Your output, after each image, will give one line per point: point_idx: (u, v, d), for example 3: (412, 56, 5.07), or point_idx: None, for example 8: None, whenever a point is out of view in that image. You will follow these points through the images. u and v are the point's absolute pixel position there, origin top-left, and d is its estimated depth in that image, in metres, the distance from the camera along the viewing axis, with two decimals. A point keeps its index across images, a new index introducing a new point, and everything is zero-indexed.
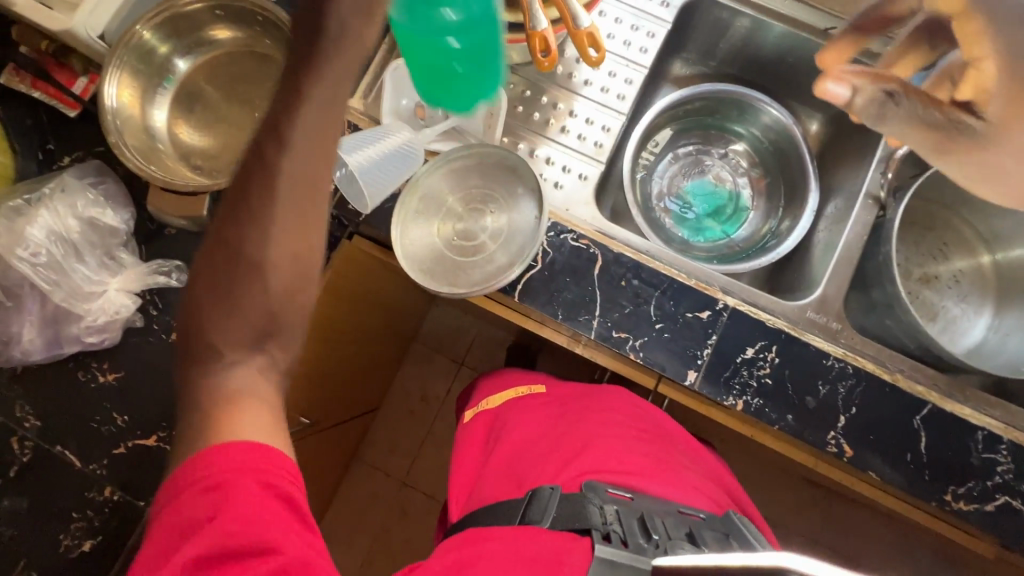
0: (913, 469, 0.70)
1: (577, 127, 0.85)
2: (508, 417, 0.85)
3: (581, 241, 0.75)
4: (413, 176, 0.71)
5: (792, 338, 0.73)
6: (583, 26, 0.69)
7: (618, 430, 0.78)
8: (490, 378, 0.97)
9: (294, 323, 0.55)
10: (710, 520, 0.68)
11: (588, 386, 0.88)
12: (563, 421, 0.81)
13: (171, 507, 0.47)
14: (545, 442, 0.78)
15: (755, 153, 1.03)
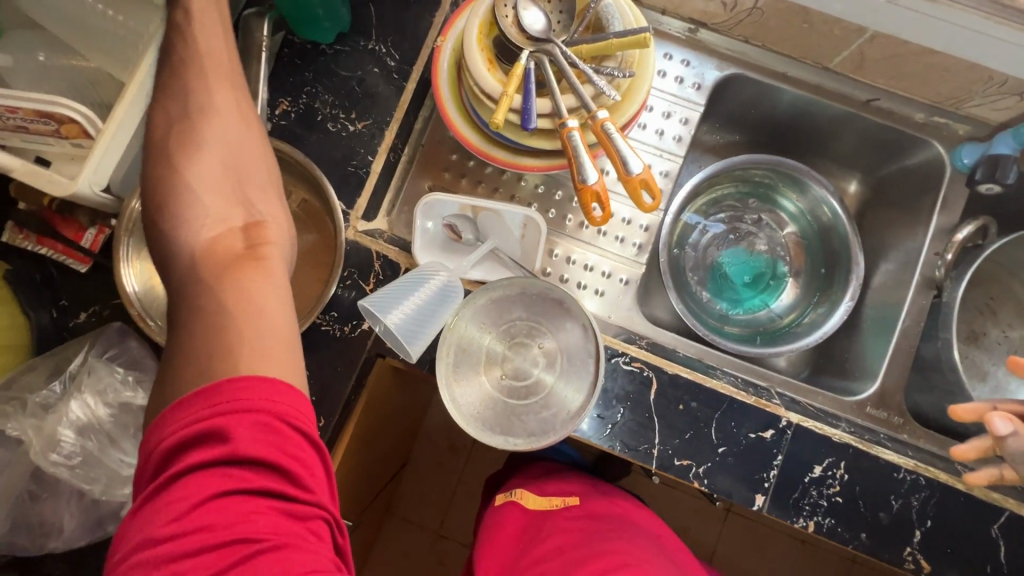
0: None
1: (613, 228, 0.82)
2: (543, 521, 0.79)
3: (633, 364, 0.72)
4: (453, 319, 0.68)
5: (861, 452, 0.70)
6: (635, 172, 0.60)
7: (656, 561, 0.73)
8: (524, 471, 0.91)
9: (255, 163, 0.62)
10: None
11: (623, 508, 0.82)
12: (598, 536, 0.74)
13: (214, 415, 0.43)
14: (582, 549, 0.72)
15: (792, 221, 1.00)
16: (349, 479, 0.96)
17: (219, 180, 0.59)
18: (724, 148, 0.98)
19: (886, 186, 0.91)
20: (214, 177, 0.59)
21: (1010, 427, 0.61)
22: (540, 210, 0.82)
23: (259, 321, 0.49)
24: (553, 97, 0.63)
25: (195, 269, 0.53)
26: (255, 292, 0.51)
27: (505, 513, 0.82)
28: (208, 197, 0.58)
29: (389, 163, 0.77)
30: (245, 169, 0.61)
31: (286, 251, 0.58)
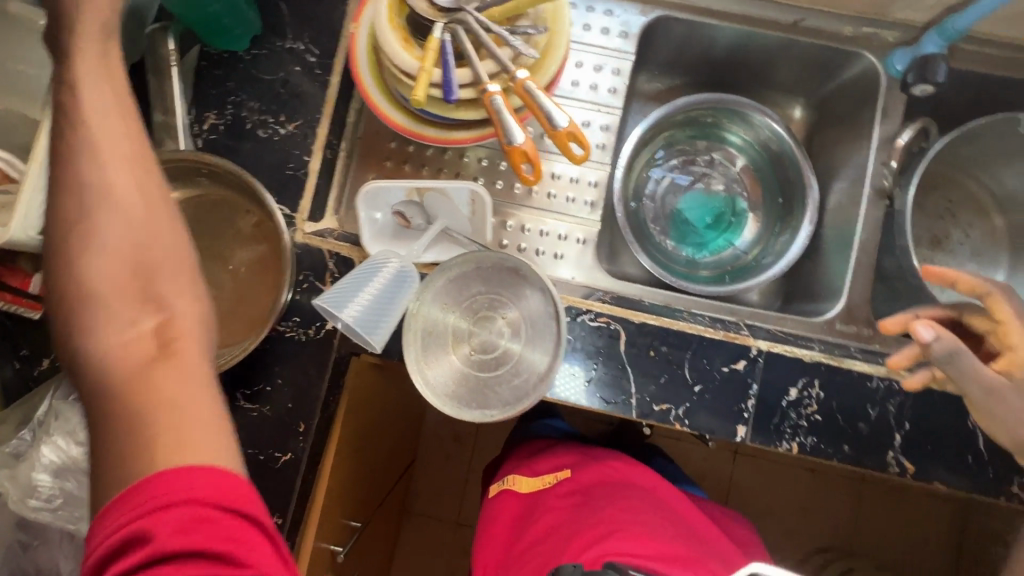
0: (975, 469, 0.70)
1: (562, 190, 0.82)
2: (539, 500, 0.85)
3: (599, 319, 0.72)
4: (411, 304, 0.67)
5: (833, 368, 0.71)
6: (561, 126, 0.60)
7: (648, 515, 0.77)
8: (518, 456, 0.97)
9: (166, 236, 0.51)
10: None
11: (612, 467, 0.87)
12: (590, 503, 0.80)
13: (137, 522, 0.40)
14: (574, 521, 0.78)
15: (743, 155, 1.00)
16: (349, 480, 0.97)
17: (120, 273, 0.48)
18: (665, 94, 0.97)
19: (830, 105, 0.91)
20: (114, 267, 0.48)
21: (931, 332, 0.59)
22: (487, 183, 0.82)
23: (178, 428, 0.43)
24: (472, 66, 0.62)
25: (102, 375, 0.46)
26: (175, 405, 0.44)
27: (501, 502, 0.88)
28: (110, 293, 0.48)
29: (327, 160, 0.76)
30: (146, 253, 0.49)
31: (208, 339, 0.50)
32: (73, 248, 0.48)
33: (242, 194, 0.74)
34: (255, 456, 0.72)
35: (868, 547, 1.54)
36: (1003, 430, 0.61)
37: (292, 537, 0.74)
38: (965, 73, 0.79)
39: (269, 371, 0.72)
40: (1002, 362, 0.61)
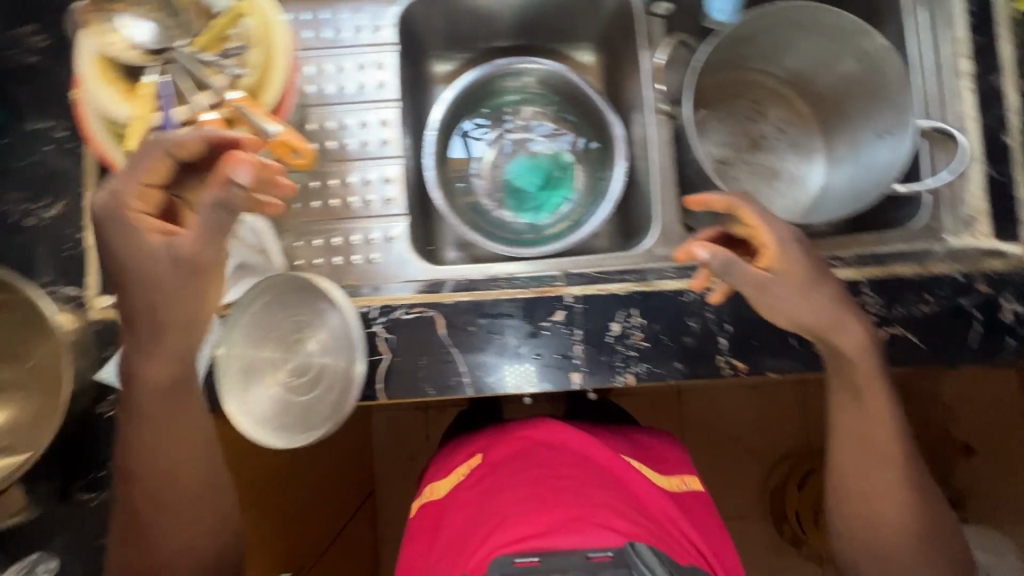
0: (801, 350, 0.72)
1: (361, 195, 0.81)
2: (450, 506, 0.83)
3: (413, 311, 0.72)
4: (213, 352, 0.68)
5: (647, 293, 0.73)
6: (272, 134, 0.60)
7: (540, 485, 0.76)
8: (441, 468, 0.97)
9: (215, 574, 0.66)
10: (622, 557, 0.64)
11: (514, 448, 0.86)
12: (487, 495, 0.78)
13: None
14: (473, 515, 0.77)
15: (554, 112, 1.01)
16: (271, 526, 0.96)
17: (215, 485, 0.64)
18: (459, 73, 0.97)
19: (611, 41, 0.93)
20: (188, 503, 0.63)
21: (707, 250, 0.61)
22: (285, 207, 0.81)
23: None
24: (188, 102, 0.61)
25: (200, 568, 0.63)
26: None
27: (421, 514, 0.89)
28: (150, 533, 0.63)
29: (106, 229, 0.74)
30: (205, 481, 0.64)
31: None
32: (157, 482, 0.61)
33: None
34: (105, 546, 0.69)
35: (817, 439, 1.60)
36: (788, 315, 0.64)
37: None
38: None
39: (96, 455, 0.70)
40: (763, 258, 0.65)
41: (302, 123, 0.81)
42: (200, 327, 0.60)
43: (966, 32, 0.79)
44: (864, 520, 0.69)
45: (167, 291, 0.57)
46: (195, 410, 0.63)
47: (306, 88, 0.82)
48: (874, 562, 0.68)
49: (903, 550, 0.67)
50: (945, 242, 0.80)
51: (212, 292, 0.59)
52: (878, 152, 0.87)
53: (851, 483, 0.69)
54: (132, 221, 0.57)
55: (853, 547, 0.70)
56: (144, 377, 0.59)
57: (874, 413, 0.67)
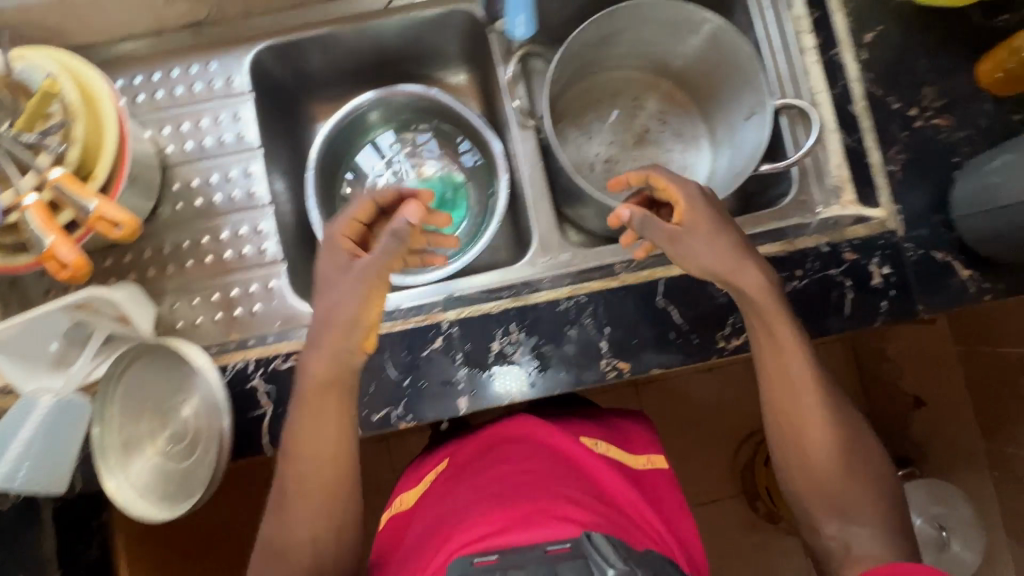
0: (682, 342, 0.73)
1: (235, 247, 0.81)
2: (414, 514, 0.73)
3: (291, 359, 0.72)
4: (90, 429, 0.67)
5: (522, 308, 0.73)
6: (90, 209, 0.58)
7: (502, 483, 0.66)
8: (411, 470, 0.86)
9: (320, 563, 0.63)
10: (579, 547, 0.54)
11: (484, 441, 0.78)
12: (447, 498, 0.69)
13: None
14: (433, 522, 0.66)
15: (436, 134, 1.01)
16: None
17: (342, 492, 0.64)
18: (334, 107, 0.97)
19: (476, 59, 0.93)
20: (323, 495, 0.63)
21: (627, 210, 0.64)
22: (160, 270, 0.80)
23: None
24: (13, 185, 0.60)
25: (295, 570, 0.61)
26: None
27: (383, 531, 0.75)
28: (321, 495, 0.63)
29: None
30: (345, 478, 0.65)
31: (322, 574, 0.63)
32: (291, 465, 0.63)
33: None
34: None
35: None
36: (699, 260, 0.65)
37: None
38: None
39: None
40: (676, 213, 0.66)
41: (167, 184, 0.81)
42: (357, 363, 0.65)
43: (803, 9, 0.81)
44: (793, 448, 0.67)
45: (355, 309, 0.62)
46: (336, 401, 0.64)
47: (168, 149, 0.81)
48: (811, 491, 0.66)
49: (833, 475, 0.65)
50: (817, 214, 0.81)
51: (375, 316, 0.64)
52: (747, 133, 0.88)
53: (777, 416, 0.67)
54: (331, 249, 0.65)
55: (793, 483, 0.67)
56: (309, 370, 0.63)
57: (786, 345, 0.65)
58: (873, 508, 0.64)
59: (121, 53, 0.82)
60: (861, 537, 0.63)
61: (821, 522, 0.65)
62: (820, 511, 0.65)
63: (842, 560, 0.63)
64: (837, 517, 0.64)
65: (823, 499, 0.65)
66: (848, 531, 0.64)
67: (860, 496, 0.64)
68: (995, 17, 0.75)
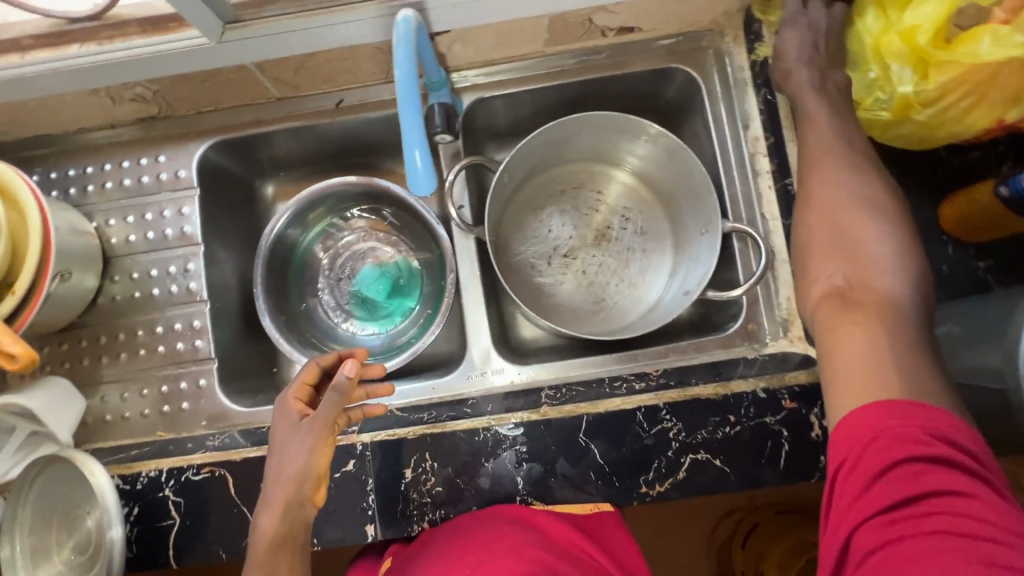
0: (602, 484, 0.69)
1: (170, 340, 0.82)
2: None
3: (203, 470, 0.72)
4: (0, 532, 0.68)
5: (438, 435, 0.71)
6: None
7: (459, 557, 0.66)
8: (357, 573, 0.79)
9: None
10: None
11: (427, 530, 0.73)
12: None
13: None
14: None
15: (394, 220, 1.01)
16: None
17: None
18: (291, 190, 0.97)
19: None
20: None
21: None
22: (94, 360, 0.81)
23: None
24: None
25: None
26: None
27: None
28: None
29: None
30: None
31: None
32: None
33: None
34: None
35: (767, 496, 1.50)
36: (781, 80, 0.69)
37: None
38: (496, 101, 0.84)
39: None
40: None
41: (110, 275, 0.83)
42: (309, 516, 0.67)
43: (760, 131, 0.77)
44: (806, 196, 0.64)
45: (305, 462, 0.64)
46: (291, 558, 0.64)
47: (113, 240, 0.83)
48: (818, 237, 0.61)
49: (850, 207, 0.60)
50: (763, 347, 0.77)
51: (324, 465, 0.66)
52: (701, 250, 0.84)
53: (804, 161, 0.65)
54: (284, 410, 0.68)
55: (801, 241, 0.63)
56: (261, 528, 0.64)
57: (816, 115, 0.66)
58: (885, 253, 0.57)
59: (78, 143, 0.85)
60: (859, 277, 0.56)
61: (816, 264, 0.61)
62: (819, 257, 0.60)
63: (823, 301, 0.57)
64: (836, 263, 0.59)
65: (832, 241, 0.60)
66: (845, 272, 0.58)
67: (878, 248, 0.58)
68: (963, 156, 0.71)
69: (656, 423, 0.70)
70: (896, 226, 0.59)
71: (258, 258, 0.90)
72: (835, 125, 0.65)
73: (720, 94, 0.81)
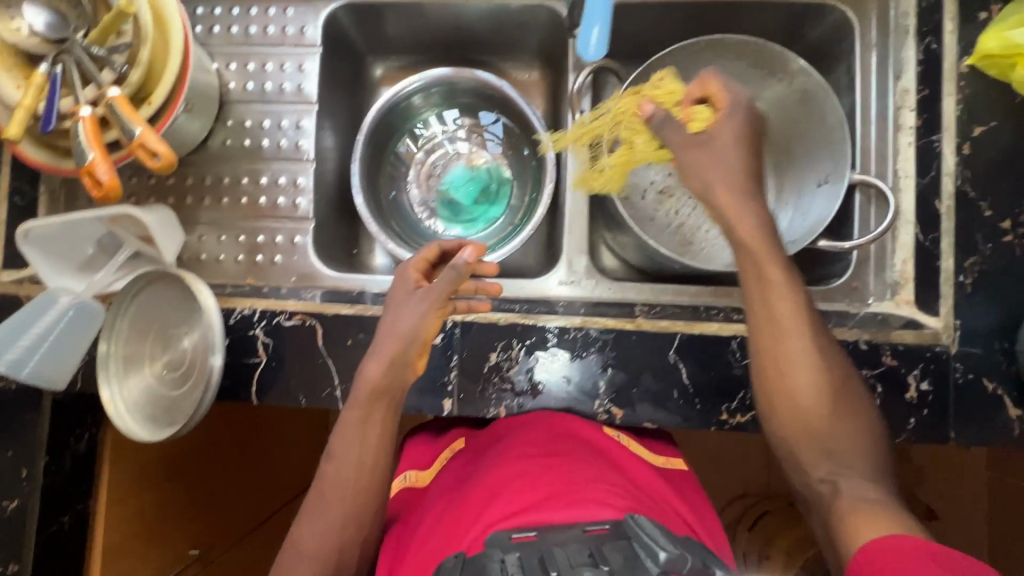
0: (683, 404, 0.69)
1: (272, 193, 0.82)
2: (434, 490, 0.69)
3: (295, 318, 0.73)
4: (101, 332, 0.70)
5: (529, 327, 0.71)
6: (134, 133, 0.58)
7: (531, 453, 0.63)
8: (424, 440, 0.81)
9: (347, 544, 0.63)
10: (622, 530, 0.50)
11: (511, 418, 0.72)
12: (473, 479, 0.64)
13: None
14: (451, 511, 0.60)
15: (494, 124, 0.99)
16: (188, 502, 0.96)
17: (375, 505, 0.65)
18: (400, 75, 0.96)
19: (552, 60, 0.92)
20: (359, 505, 0.64)
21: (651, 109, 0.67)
22: (197, 200, 0.82)
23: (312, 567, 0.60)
24: (74, 93, 0.62)
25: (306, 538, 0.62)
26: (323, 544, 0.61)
27: (393, 502, 0.72)
28: (350, 470, 0.64)
29: (16, 207, 0.77)
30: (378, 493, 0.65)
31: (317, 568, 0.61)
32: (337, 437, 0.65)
33: None
34: None
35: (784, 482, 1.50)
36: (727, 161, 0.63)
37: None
38: (636, 11, 0.81)
39: None
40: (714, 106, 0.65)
41: (222, 119, 0.83)
42: (406, 381, 0.67)
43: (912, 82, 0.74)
44: (782, 397, 0.59)
45: (418, 325, 0.65)
46: (384, 414, 0.65)
47: (230, 85, 0.83)
48: (805, 439, 0.58)
49: (822, 417, 0.58)
50: (866, 306, 0.75)
51: (430, 335, 0.67)
52: (814, 202, 0.82)
53: (767, 361, 0.59)
54: (401, 277, 0.69)
55: (783, 433, 0.59)
56: (366, 376, 0.64)
57: (773, 284, 0.59)
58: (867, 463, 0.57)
59: None
60: (854, 483, 0.55)
61: (807, 464, 0.58)
62: (810, 454, 0.58)
63: (827, 502, 0.56)
64: (827, 465, 0.57)
65: (814, 442, 0.58)
66: (840, 474, 0.56)
67: (857, 441, 0.57)
68: None
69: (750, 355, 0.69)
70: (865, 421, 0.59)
71: (363, 134, 0.90)
72: (798, 317, 0.59)
73: (874, 40, 0.77)
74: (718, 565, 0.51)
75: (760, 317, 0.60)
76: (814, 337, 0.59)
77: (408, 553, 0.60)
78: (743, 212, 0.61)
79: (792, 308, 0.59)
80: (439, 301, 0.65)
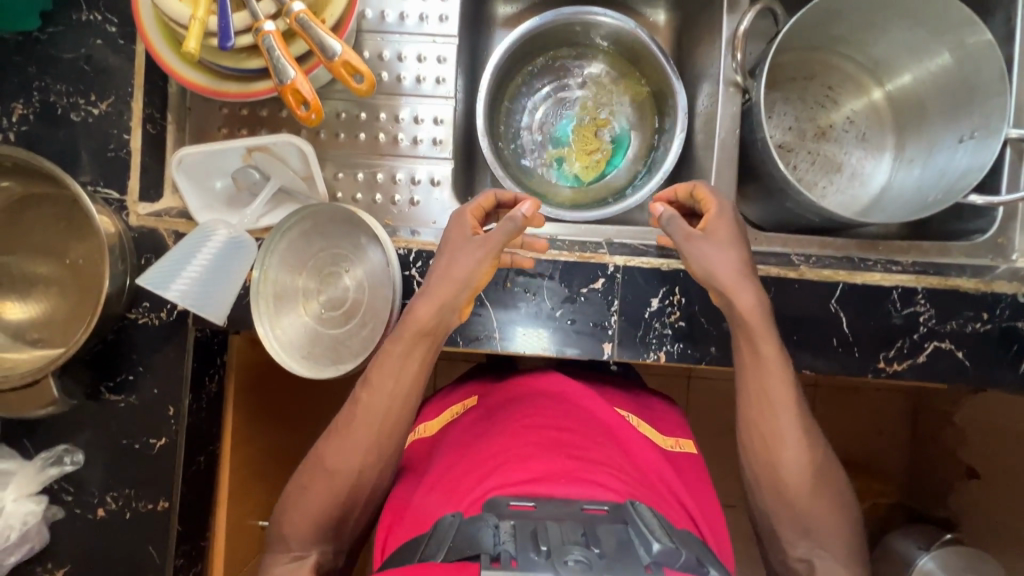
0: (841, 351, 0.70)
1: (409, 130, 0.78)
2: (435, 444, 0.68)
3: None
4: (256, 263, 0.66)
5: (692, 273, 0.71)
6: (336, 54, 0.57)
7: (539, 429, 0.62)
8: (436, 396, 0.78)
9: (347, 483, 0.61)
10: (620, 514, 0.50)
11: (517, 385, 0.71)
12: (476, 436, 0.64)
13: None
14: (457, 470, 0.60)
15: (613, 72, 0.96)
16: (289, 447, 0.96)
17: (393, 443, 0.63)
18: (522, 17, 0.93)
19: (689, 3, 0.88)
20: (381, 439, 0.62)
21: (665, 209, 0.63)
22: (330, 135, 0.78)
23: (318, 491, 0.61)
24: (249, 7, 0.58)
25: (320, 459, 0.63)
26: (335, 466, 0.62)
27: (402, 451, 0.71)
28: (382, 403, 0.62)
29: (149, 134, 0.73)
30: (405, 427, 0.63)
31: (311, 497, 0.61)
32: (381, 362, 0.63)
33: (40, 182, 0.69)
34: (132, 446, 0.71)
35: None
36: (720, 251, 0.60)
37: (203, 535, 0.77)
38: None
39: (128, 360, 0.71)
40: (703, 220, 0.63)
41: (358, 49, 0.77)
42: (452, 326, 0.64)
43: None
44: (766, 469, 0.61)
45: (470, 273, 0.61)
46: (424, 355, 0.62)
47: (365, 12, 0.77)
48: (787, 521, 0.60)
49: (806, 489, 0.60)
50: (1010, 262, 0.76)
51: (482, 286, 0.62)
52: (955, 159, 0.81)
53: (756, 438, 0.61)
54: (458, 222, 0.65)
55: (767, 502, 0.61)
56: (413, 312, 0.61)
57: (767, 359, 0.60)
58: (840, 540, 0.59)
59: None
60: (827, 553, 0.59)
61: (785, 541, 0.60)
62: (791, 533, 0.60)
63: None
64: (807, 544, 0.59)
65: (796, 520, 0.60)
66: (817, 555, 0.59)
67: (838, 528, 0.60)
68: None
69: (909, 305, 0.70)
70: (848, 512, 0.61)
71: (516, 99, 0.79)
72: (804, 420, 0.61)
73: None
74: (715, 563, 0.49)
75: (749, 379, 0.62)
76: (801, 425, 0.61)
77: (409, 504, 0.59)
78: (743, 292, 0.60)
79: (784, 388, 0.61)
80: (496, 253, 0.60)
